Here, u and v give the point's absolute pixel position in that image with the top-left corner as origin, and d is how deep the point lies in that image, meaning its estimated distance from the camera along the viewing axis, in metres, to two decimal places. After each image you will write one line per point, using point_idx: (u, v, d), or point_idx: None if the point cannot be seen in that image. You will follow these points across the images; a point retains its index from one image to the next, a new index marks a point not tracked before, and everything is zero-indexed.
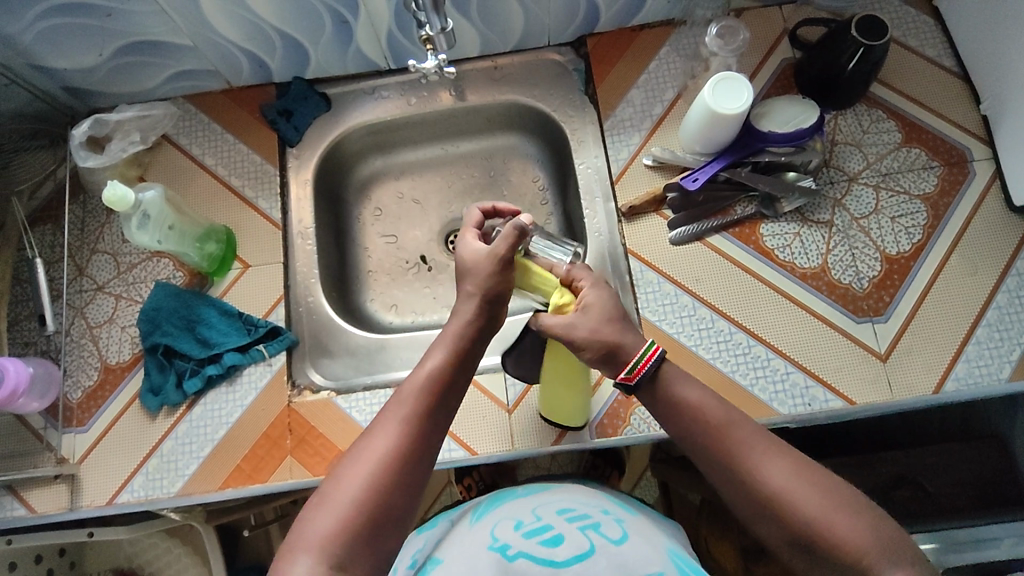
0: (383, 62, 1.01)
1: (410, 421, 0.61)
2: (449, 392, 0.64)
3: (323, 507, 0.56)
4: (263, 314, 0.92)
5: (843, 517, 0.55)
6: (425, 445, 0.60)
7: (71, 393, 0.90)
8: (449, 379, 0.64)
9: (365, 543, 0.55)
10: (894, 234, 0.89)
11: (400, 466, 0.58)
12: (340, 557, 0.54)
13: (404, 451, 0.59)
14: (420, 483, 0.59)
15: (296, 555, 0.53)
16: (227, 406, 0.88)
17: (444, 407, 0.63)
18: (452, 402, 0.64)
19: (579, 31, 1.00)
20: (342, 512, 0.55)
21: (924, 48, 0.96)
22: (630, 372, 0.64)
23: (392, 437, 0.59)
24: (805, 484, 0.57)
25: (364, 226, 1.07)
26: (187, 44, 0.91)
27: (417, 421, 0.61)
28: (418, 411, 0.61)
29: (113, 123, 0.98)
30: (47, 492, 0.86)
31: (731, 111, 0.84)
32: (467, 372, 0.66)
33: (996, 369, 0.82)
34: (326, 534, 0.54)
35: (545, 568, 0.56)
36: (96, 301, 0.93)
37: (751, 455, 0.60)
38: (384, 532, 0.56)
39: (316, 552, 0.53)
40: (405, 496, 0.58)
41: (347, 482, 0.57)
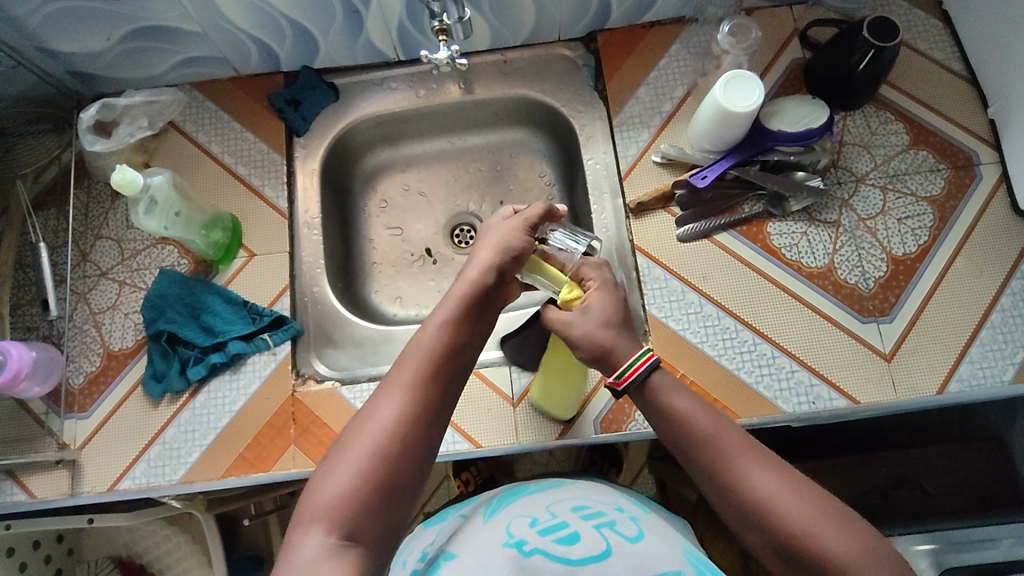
0: (392, 53, 1.00)
1: (416, 386, 0.62)
2: (453, 356, 0.65)
3: (331, 475, 0.56)
4: (268, 303, 0.92)
5: (830, 528, 0.55)
6: (432, 410, 0.61)
7: (73, 378, 0.89)
8: (453, 342, 0.65)
9: (376, 509, 0.56)
10: (901, 235, 0.89)
11: (408, 432, 0.59)
12: (351, 528, 0.54)
13: (411, 416, 0.60)
14: (428, 451, 0.60)
15: (307, 525, 0.54)
16: (231, 394, 0.87)
17: (448, 372, 0.64)
18: (457, 366, 0.65)
19: (589, 27, 1.00)
20: (351, 478, 0.56)
21: (933, 51, 0.97)
22: (618, 378, 0.68)
23: (398, 403, 0.60)
24: (792, 497, 0.57)
25: (370, 218, 1.06)
26: (196, 31, 0.90)
27: (422, 385, 0.62)
28: (423, 376, 0.62)
29: (122, 107, 0.97)
30: (47, 477, 0.85)
31: (741, 110, 0.84)
32: (471, 336, 0.68)
33: (999, 371, 0.82)
34: (336, 501, 0.55)
35: (561, 565, 0.56)
36: (99, 287, 0.93)
37: (742, 464, 0.60)
38: (394, 498, 0.57)
39: (327, 520, 0.54)
40: (414, 462, 0.58)
41: (354, 448, 0.57)
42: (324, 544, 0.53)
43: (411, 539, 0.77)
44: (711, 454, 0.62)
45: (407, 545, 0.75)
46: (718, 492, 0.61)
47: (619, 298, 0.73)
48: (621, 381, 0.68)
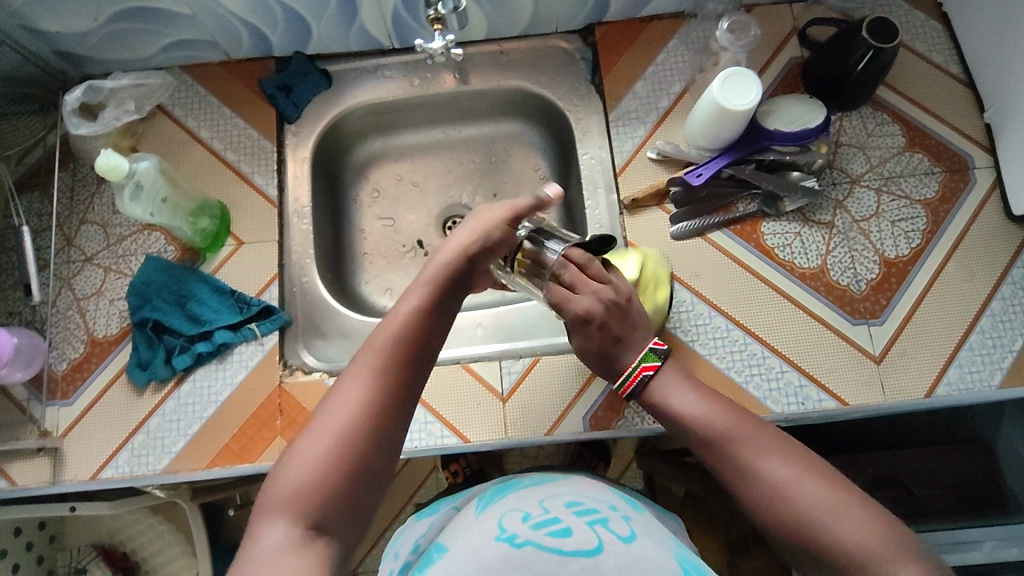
0: (387, 40, 0.99)
1: (383, 372, 0.60)
2: (421, 344, 0.63)
3: (296, 463, 0.55)
4: (256, 292, 0.90)
5: (846, 510, 0.53)
6: (398, 398, 0.60)
7: (56, 365, 0.88)
8: (421, 330, 0.63)
9: (341, 498, 0.55)
10: (893, 238, 0.89)
11: (374, 420, 0.58)
12: (314, 516, 0.54)
13: (378, 402, 0.58)
14: (394, 438, 0.59)
15: (270, 513, 0.53)
16: (217, 384, 0.86)
17: (417, 360, 0.62)
18: (427, 356, 0.63)
19: (588, 19, 0.99)
20: (314, 468, 0.55)
21: (931, 53, 0.96)
22: (622, 385, 0.70)
23: (365, 389, 0.59)
24: (807, 480, 0.56)
25: (362, 208, 1.05)
26: (187, 13, 0.88)
27: (390, 372, 0.60)
28: (391, 363, 0.60)
29: (108, 90, 0.93)
30: (28, 464, 0.84)
31: (738, 108, 0.83)
32: (441, 319, 0.65)
33: (987, 375, 0.83)
34: (297, 491, 0.54)
35: (554, 559, 0.55)
36: (84, 273, 0.91)
37: (755, 450, 0.59)
38: (361, 486, 0.56)
39: (290, 509, 0.53)
40: (379, 452, 0.57)
41: (318, 438, 0.56)
42: (289, 531, 0.52)
43: (402, 530, 0.77)
44: (722, 443, 0.61)
45: (398, 536, 0.76)
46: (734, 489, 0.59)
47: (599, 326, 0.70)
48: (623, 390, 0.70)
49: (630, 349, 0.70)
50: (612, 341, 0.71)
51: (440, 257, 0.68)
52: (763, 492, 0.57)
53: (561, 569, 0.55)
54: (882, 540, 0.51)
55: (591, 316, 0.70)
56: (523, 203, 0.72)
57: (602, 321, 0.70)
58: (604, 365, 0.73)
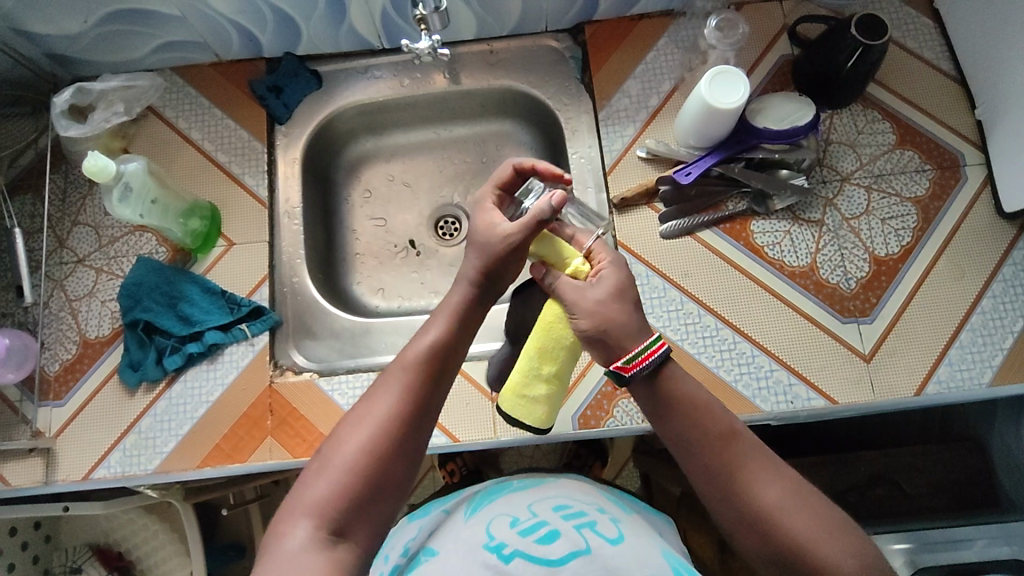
0: (376, 40, 0.99)
1: (412, 382, 0.60)
2: (449, 355, 0.63)
3: (323, 470, 0.56)
4: (246, 293, 0.91)
5: (836, 540, 0.53)
6: (425, 410, 0.60)
7: (48, 366, 0.88)
8: (452, 344, 0.63)
9: (365, 505, 0.56)
10: (883, 236, 0.89)
11: (400, 432, 0.58)
12: (339, 522, 0.54)
13: (405, 413, 0.59)
14: (418, 449, 0.59)
15: (297, 517, 0.54)
16: (208, 384, 0.87)
17: (444, 371, 0.63)
18: (453, 367, 0.64)
19: (577, 18, 0.99)
20: (342, 476, 0.55)
21: (922, 50, 0.96)
22: (628, 362, 0.61)
23: (393, 399, 0.59)
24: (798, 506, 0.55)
25: (353, 208, 1.05)
26: (176, 14, 0.89)
27: (417, 383, 0.60)
28: (422, 376, 0.61)
29: (97, 92, 0.94)
30: (21, 465, 0.85)
31: (726, 107, 0.83)
32: (468, 331, 0.66)
33: (977, 374, 0.82)
34: (324, 497, 0.54)
35: (542, 567, 0.56)
36: (76, 274, 0.92)
37: (747, 469, 0.58)
38: (384, 495, 0.57)
39: (316, 514, 0.54)
40: (403, 462, 0.58)
41: (346, 445, 0.57)
42: (314, 535, 0.53)
43: (394, 532, 0.77)
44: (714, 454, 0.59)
45: (388, 539, 0.76)
46: (719, 504, 0.58)
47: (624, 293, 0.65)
48: (630, 367, 0.61)
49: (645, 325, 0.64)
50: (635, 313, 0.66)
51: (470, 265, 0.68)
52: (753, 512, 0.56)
53: None
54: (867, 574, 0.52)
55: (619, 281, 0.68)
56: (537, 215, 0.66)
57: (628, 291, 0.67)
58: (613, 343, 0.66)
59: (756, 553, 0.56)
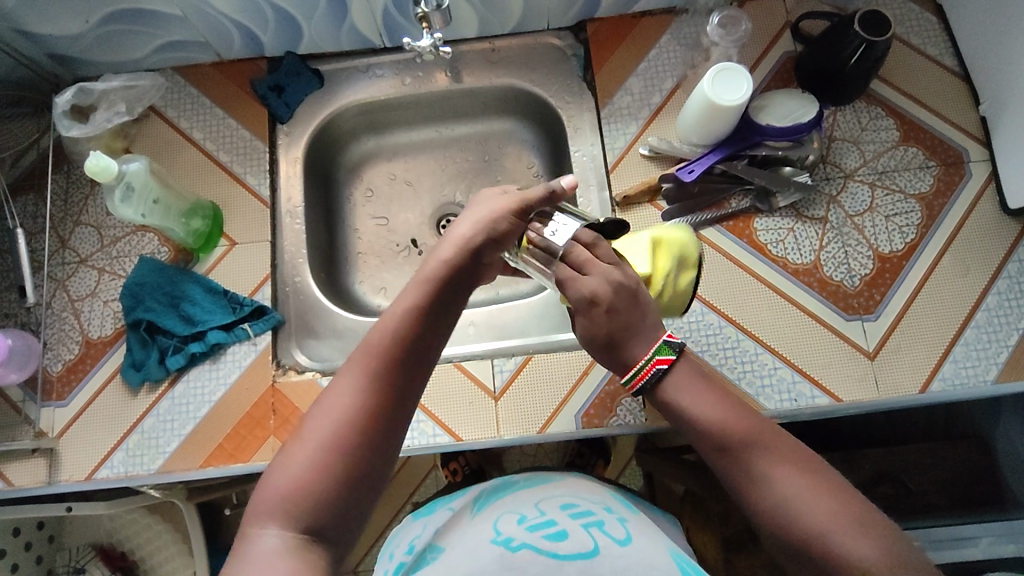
0: (378, 39, 0.99)
1: (377, 373, 0.59)
2: (420, 343, 0.61)
3: (288, 467, 0.55)
4: (248, 293, 0.91)
5: (856, 530, 0.52)
6: (396, 401, 0.59)
7: (50, 366, 0.88)
8: (419, 327, 0.62)
9: (337, 502, 0.54)
10: (888, 233, 0.88)
11: (369, 424, 0.57)
12: (309, 520, 0.53)
13: (373, 405, 0.57)
14: (391, 442, 0.58)
15: (265, 517, 0.52)
16: (210, 384, 0.87)
17: (415, 360, 0.61)
18: (426, 356, 0.62)
19: (579, 16, 0.99)
20: (307, 469, 0.54)
21: (926, 46, 0.95)
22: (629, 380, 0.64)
23: (359, 392, 0.58)
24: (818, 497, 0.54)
25: (355, 207, 1.05)
26: (177, 14, 0.89)
27: (384, 374, 0.59)
28: (388, 362, 0.59)
29: (98, 92, 0.94)
30: (24, 465, 0.85)
31: (729, 103, 0.83)
32: (440, 317, 0.63)
33: (982, 371, 0.82)
34: (292, 495, 0.53)
35: (550, 561, 0.55)
36: (78, 274, 0.92)
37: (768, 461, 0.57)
38: (357, 491, 0.55)
39: (284, 513, 0.52)
40: (375, 456, 0.56)
41: (311, 440, 0.55)
42: (283, 536, 0.52)
43: (399, 530, 0.77)
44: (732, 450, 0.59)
45: (393, 538, 0.76)
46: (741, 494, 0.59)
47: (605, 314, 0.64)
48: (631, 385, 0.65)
49: (636, 341, 0.64)
50: (622, 330, 0.64)
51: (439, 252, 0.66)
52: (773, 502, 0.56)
53: (558, 570, 0.54)
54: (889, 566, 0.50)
55: (597, 299, 0.64)
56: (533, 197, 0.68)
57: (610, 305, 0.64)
58: (609, 356, 0.66)
59: (779, 545, 0.56)
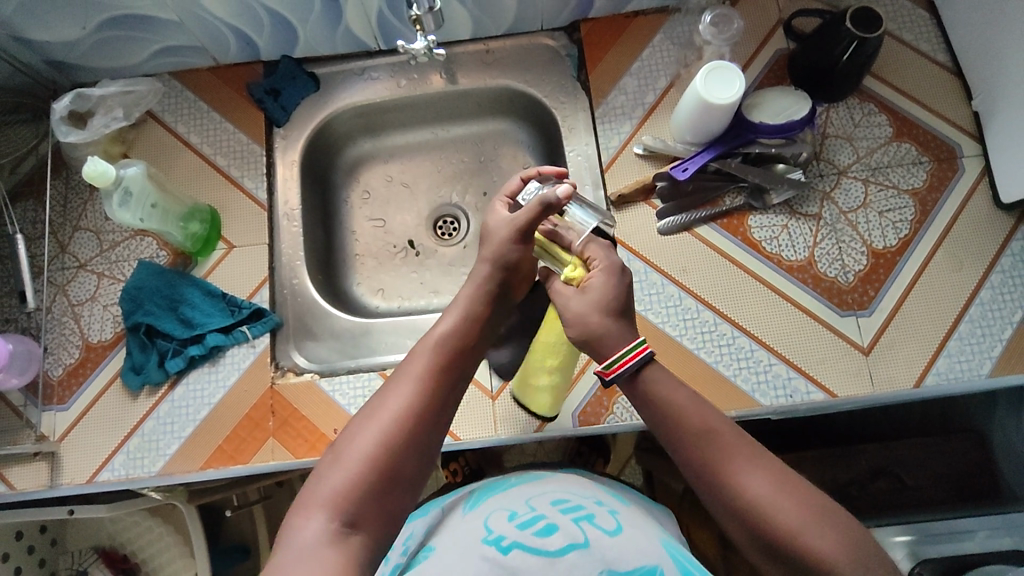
0: (373, 42, 0.99)
1: (424, 381, 0.62)
2: (459, 358, 0.66)
3: (337, 463, 0.57)
4: (247, 295, 0.91)
5: (822, 528, 0.53)
6: (439, 408, 0.62)
7: (51, 370, 0.89)
8: (460, 344, 0.66)
9: (380, 498, 0.56)
10: (881, 229, 0.89)
11: (415, 426, 0.59)
12: (353, 513, 0.54)
13: (419, 408, 0.60)
14: (432, 446, 0.60)
15: (311, 510, 0.54)
16: (210, 386, 0.87)
17: (455, 374, 0.65)
18: (464, 371, 0.66)
19: (573, 16, 0.99)
20: (355, 468, 0.56)
21: (918, 42, 0.96)
22: (607, 367, 0.64)
23: (406, 397, 0.61)
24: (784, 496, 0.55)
25: (353, 209, 1.06)
26: (173, 19, 0.89)
27: (429, 382, 0.62)
28: (432, 372, 0.63)
29: (96, 98, 0.95)
30: (27, 469, 0.86)
31: (721, 102, 0.83)
32: (477, 339, 0.68)
33: (976, 365, 0.82)
34: (339, 488, 0.55)
35: (541, 560, 0.56)
36: (78, 279, 0.92)
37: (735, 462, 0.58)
38: (399, 489, 0.57)
39: (331, 505, 0.54)
40: (417, 457, 0.59)
41: (360, 439, 0.58)
42: (329, 527, 0.53)
43: None
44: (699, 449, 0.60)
45: None
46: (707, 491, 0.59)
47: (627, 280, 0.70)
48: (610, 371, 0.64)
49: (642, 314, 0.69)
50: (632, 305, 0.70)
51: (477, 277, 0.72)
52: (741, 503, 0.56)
53: (550, 568, 0.55)
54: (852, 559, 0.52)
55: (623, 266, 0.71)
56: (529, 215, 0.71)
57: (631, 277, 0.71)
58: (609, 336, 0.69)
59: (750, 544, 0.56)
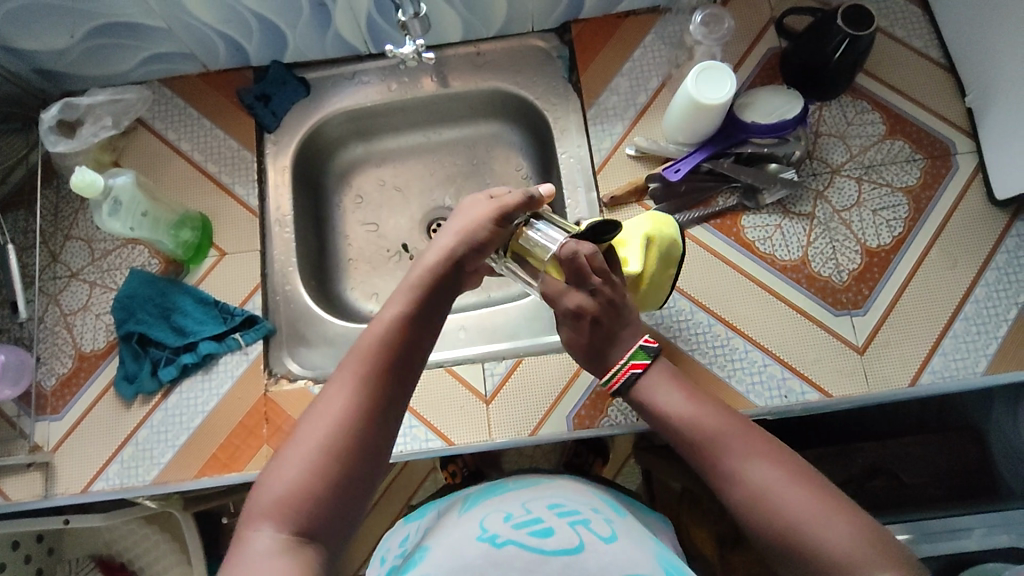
0: (363, 46, 0.99)
1: (368, 376, 0.60)
2: (410, 347, 0.63)
3: (281, 470, 0.55)
4: (239, 302, 0.91)
5: (827, 516, 0.55)
6: (387, 403, 0.60)
7: (44, 381, 0.89)
8: (406, 333, 0.63)
9: (329, 503, 0.55)
10: (875, 227, 0.88)
11: (361, 426, 0.58)
12: (302, 521, 0.53)
13: (363, 407, 0.59)
14: (382, 442, 0.59)
15: (259, 520, 0.53)
16: (203, 395, 0.87)
17: (404, 364, 0.62)
18: (415, 360, 0.64)
19: (563, 17, 0.99)
20: (301, 474, 0.55)
21: (911, 38, 0.95)
22: (607, 382, 0.72)
23: (351, 395, 0.59)
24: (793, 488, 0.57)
25: (346, 214, 1.06)
26: (161, 27, 0.89)
27: (375, 378, 0.60)
28: (376, 367, 0.61)
29: (85, 107, 0.94)
30: (20, 479, 0.85)
31: (713, 102, 0.83)
32: (428, 323, 0.66)
33: (972, 363, 0.82)
34: (285, 496, 0.54)
35: (535, 557, 0.56)
36: (70, 288, 0.92)
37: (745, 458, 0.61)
38: (349, 492, 0.56)
39: (277, 515, 0.53)
40: (365, 457, 0.57)
41: (305, 443, 0.56)
42: (275, 537, 0.52)
43: (391, 534, 0.77)
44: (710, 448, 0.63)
45: (385, 541, 0.76)
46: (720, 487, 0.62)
47: (589, 326, 0.72)
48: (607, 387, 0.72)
49: (613, 346, 0.72)
50: (602, 337, 0.72)
51: (424, 261, 0.69)
52: (747, 496, 0.59)
53: (543, 566, 0.55)
54: (864, 549, 0.53)
55: (582, 313, 0.71)
56: (512, 201, 0.71)
57: (594, 317, 0.71)
58: (592, 359, 0.74)
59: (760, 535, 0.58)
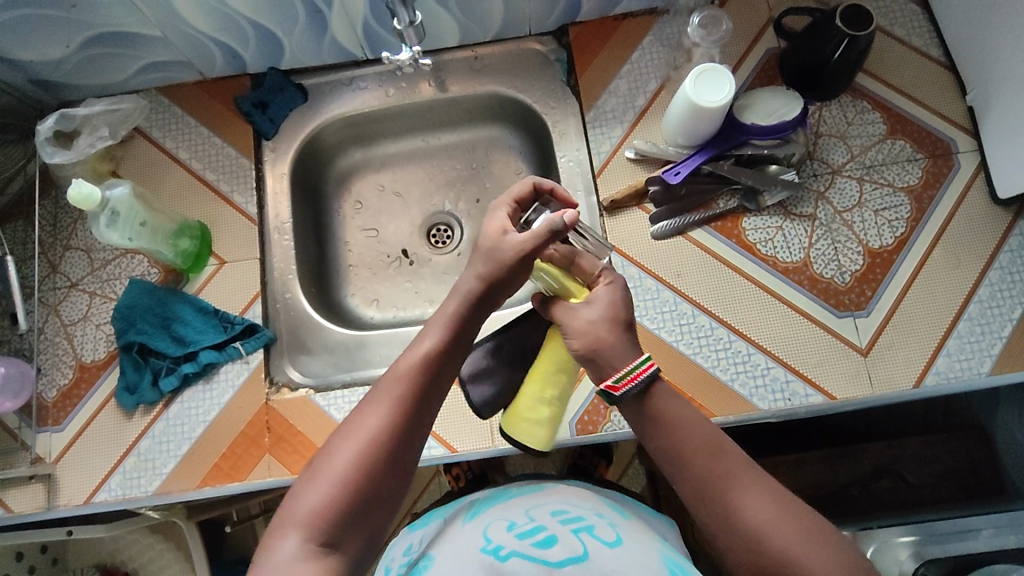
0: (359, 52, 0.98)
1: (402, 395, 0.61)
2: (442, 365, 0.63)
3: (314, 482, 0.57)
4: (239, 311, 0.91)
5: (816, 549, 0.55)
6: (417, 422, 0.61)
7: (46, 392, 0.89)
8: (442, 352, 0.63)
9: (356, 518, 0.56)
10: (877, 228, 0.88)
11: (391, 445, 0.59)
12: (329, 534, 0.55)
13: (395, 426, 0.59)
14: (409, 460, 0.60)
15: (286, 529, 0.55)
16: (204, 405, 0.87)
17: (436, 382, 0.63)
18: (447, 378, 0.64)
19: (561, 20, 0.98)
20: (331, 490, 0.56)
21: (911, 37, 0.95)
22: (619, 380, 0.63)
23: (384, 414, 0.60)
24: (784, 523, 0.56)
25: (345, 219, 1.05)
26: (157, 35, 0.89)
27: (409, 397, 0.61)
28: (410, 390, 0.61)
29: (81, 117, 0.94)
30: (23, 491, 0.85)
31: (711, 104, 0.82)
32: (462, 340, 0.66)
33: (976, 363, 0.82)
34: (314, 509, 0.55)
35: (539, 567, 0.56)
36: (70, 299, 0.92)
37: (735, 487, 0.59)
38: (375, 508, 0.58)
39: (306, 527, 0.55)
40: (393, 475, 0.58)
41: (337, 458, 0.58)
42: (302, 548, 0.54)
43: (395, 542, 0.76)
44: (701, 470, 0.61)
45: (390, 548, 0.75)
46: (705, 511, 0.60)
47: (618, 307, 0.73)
48: (619, 386, 0.63)
49: None
50: None
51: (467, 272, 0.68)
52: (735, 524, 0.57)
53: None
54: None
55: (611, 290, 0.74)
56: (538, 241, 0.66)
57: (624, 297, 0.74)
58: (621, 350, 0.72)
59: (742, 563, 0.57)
